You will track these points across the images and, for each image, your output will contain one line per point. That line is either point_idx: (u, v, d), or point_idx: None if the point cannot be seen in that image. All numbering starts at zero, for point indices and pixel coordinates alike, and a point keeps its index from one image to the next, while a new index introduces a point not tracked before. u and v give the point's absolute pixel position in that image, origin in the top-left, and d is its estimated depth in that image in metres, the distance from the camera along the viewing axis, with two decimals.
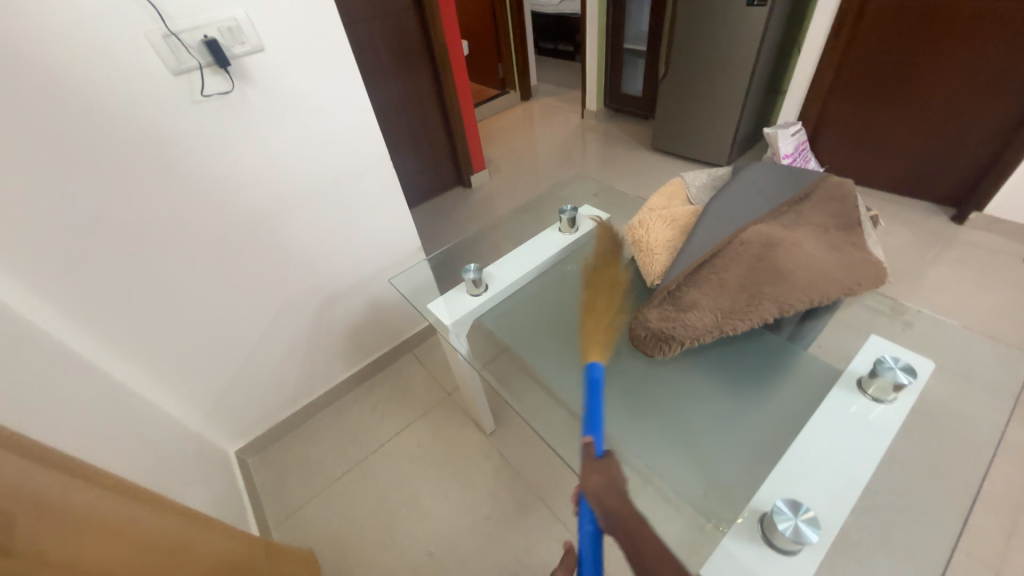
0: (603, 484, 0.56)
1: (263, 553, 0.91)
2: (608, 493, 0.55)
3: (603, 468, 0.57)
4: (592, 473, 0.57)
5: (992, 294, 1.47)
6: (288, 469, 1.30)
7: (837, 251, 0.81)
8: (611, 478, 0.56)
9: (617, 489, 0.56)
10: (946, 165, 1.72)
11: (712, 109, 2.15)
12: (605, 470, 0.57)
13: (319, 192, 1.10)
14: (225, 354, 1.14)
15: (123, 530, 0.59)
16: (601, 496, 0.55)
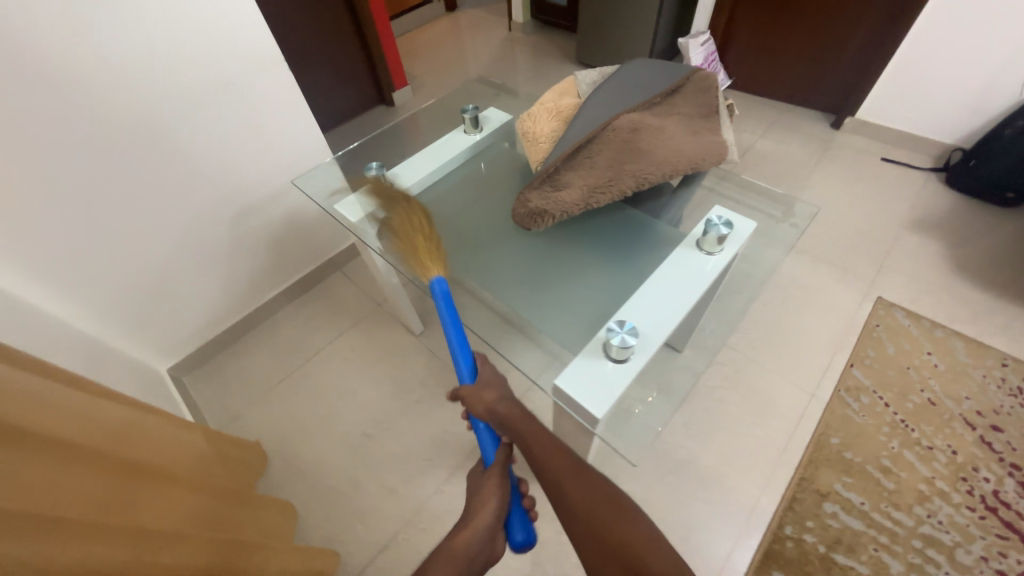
0: (488, 397, 0.66)
1: (204, 439, 1.01)
2: (497, 404, 0.65)
3: (483, 386, 0.67)
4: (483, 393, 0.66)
5: (852, 188, 1.71)
6: (226, 381, 1.36)
7: (694, 136, 0.92)
8: (494, 392, 0.66)
9: (503, 398, 0.66)
10: (830, 73, 1.88)
11: (631, 18, 2.14)
12: (490, 388, 0.67)
13: (209, 94, 1.05)
14: (138, 271, 1.13)
15: (51, 399, 0.65)
16: (490, 408, 0.65)
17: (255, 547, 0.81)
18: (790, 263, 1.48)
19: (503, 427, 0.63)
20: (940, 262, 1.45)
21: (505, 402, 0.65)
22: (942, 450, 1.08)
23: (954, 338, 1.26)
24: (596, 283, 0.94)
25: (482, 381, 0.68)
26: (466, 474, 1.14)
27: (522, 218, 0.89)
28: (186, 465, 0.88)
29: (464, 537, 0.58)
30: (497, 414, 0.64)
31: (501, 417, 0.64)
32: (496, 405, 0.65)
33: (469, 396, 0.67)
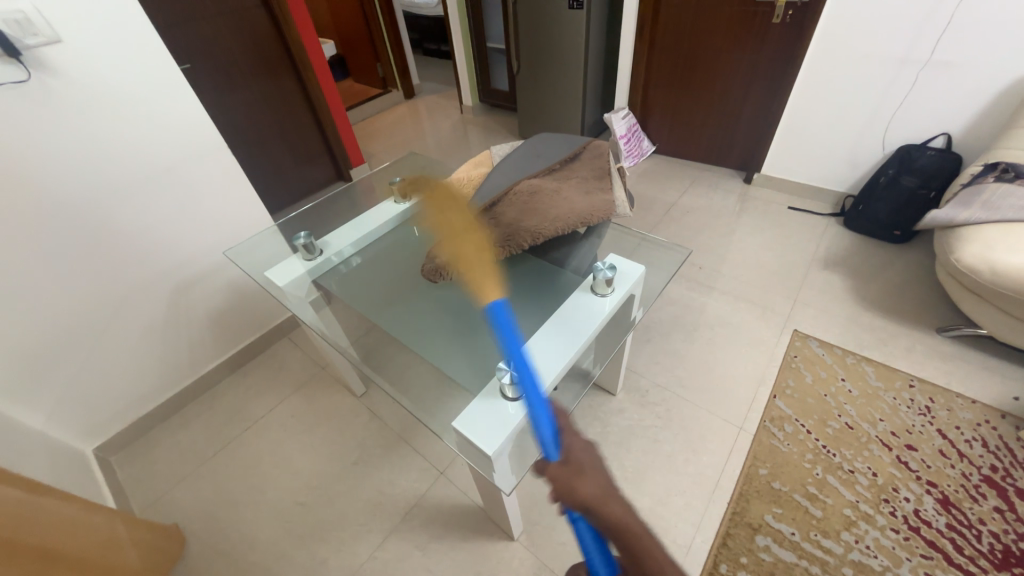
0: (597, 488, 0.50)
1: (123, 524, 0.98)
2: (605, 501, 0.50)
3: (590, 471, 0.51)
4: (584, 480, 0.50)
5: (766, 233, 1.89)
6: (156, 458, 1.31)
7: (587, 195, 1.04)
8: (605, 484, 0.51)
9: (611, 493, 0.51)
10: (734, 137, 2.15)
11: (561, 100, 2.43)
12: (588, 472, 0.51)
13: (148, 179, 1.15)
14: (67, 346, 1.14)
15: None
16: (602, 507, 0.49)
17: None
18: (714, 304, 1.58)
19: (611, 530, 0.50)
20: (847, 295, 1.58)
21: (618, 499, 0.51)
22: (863, 473, 1.12)
23: (864, 364, 1.35)
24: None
25: (576, 464, 0.51)
26: (401, 537, 1.10)
27: (429, 273, 0.96)
28: (103, 553, 0.86)
29: None
30: (605, 515, 0.49)
31: (608, 517, 0.49)
32: (603, 501, 0.50)
33: (569, 484, 0.49)
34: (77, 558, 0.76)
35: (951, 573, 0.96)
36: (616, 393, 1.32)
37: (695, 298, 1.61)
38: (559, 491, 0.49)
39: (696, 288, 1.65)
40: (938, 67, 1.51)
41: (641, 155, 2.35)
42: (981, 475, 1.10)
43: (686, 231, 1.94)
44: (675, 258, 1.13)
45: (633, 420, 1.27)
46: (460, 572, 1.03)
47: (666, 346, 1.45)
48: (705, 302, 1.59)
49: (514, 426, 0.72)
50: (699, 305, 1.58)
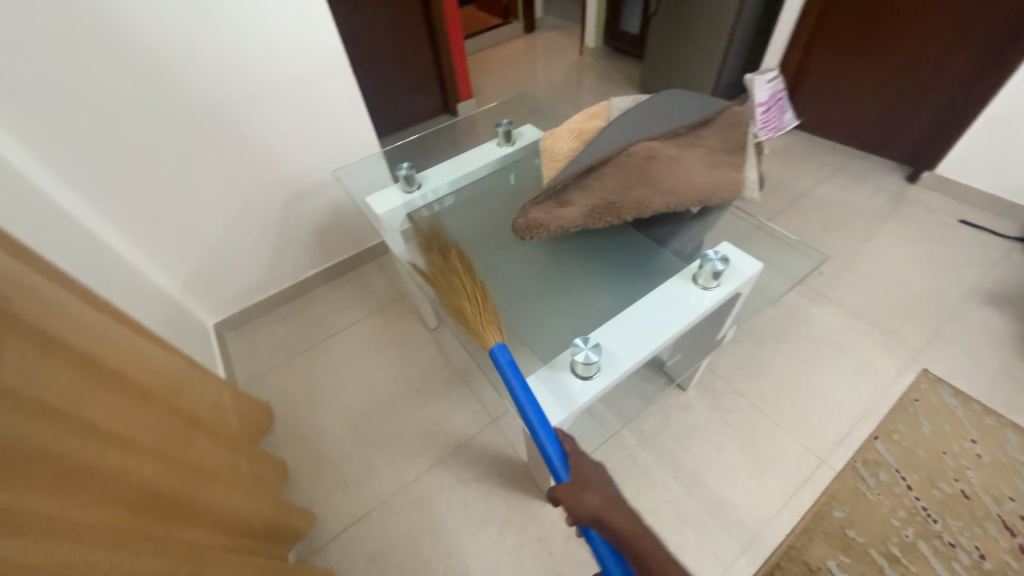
0: (599, 501, 0.56)
1: (228, 394, 1.15)
2: (609, 510, 0.56)
3: (590, 483, 0.58)
4: (587, 491, 0.57)
5: (918, 247, 1.56)
6: (258, 342, 1.51)
7: (712, 170, 0.91)
8: (607, 494, 0.57)
9: (614, 502, 0.57)
10: (910, 121, 1.74)
11: (697, 51, 2.13)
12: (591, 485, 0.58)
13: (277, 90, 1.21)
14: (202, 234, 1.30)
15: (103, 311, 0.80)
16: (603, 516, 0.55)
17: (249, 492, 0.92)
18: (827, 319, 1.37)
19: (619, 541, 0.55)
20: (1009, 344, 1.28)
21: (620, 507, 0.57)
22: (967, 550, 0.95)
23: (1008, 430, 1.11)
24: (587, 306, 0.94)
25: (582, 479, 0.59)
26: (447, 467, 1.18)
27: (520, 228, 0.92)
28: (210, 414, 1.01)
29: None
30: (607, 525, 0.55)
31: (613, 526, 0.55)
32: (607, 511, 0.56)
33: (574, 498, 0.57)
34: (190, 413, 0.90)
35: None
36: (686, 389, 1.23)
37: (805, 306, 1.41)
38: (570, 510, 0.57)
39: (809, 296, 1.43)
40: None
41: (778, 129, 2.01)
42: None
43: (813, 227, 1.66)
44: (810, 266, 0.98)
45: (698, 421, 1.18)
46: (494, 515, 1.09)
47: (756, 352, 1.31)
48: (817, 314, 1.38)
49: (578, 405, 0.69)
50: (808, 315, 1.38)
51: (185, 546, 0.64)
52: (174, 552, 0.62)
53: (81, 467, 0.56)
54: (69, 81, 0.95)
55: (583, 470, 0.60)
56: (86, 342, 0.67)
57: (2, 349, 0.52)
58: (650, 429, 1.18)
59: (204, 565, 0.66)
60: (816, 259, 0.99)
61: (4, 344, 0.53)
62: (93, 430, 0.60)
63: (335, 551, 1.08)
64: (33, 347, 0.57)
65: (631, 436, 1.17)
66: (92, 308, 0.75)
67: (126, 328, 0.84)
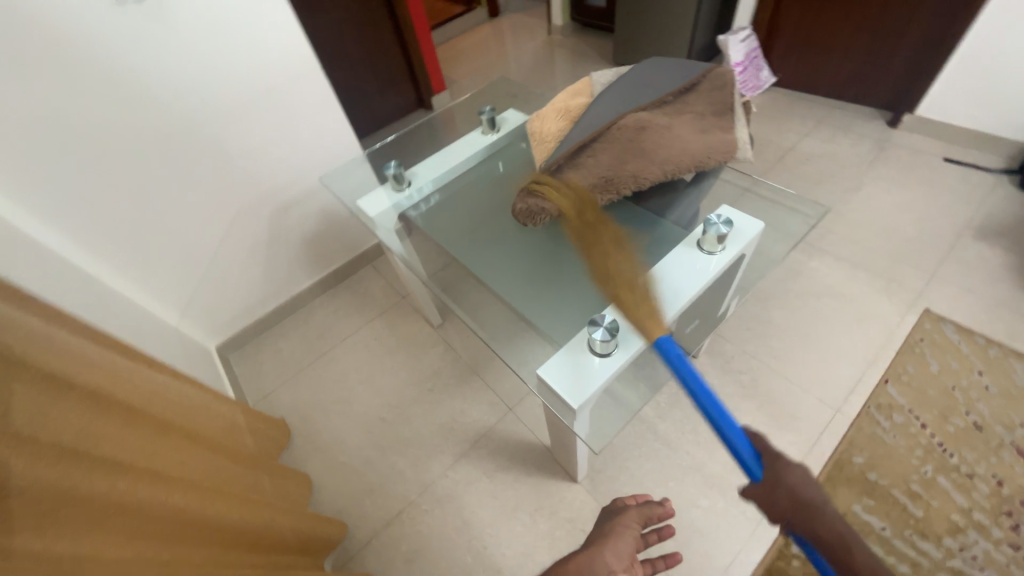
0: (797, 505, 0.52)
1: (241, 414, 1.14)
2: (813, 518, 0.51)
3: (784, 487, 0.53)
4: (782, 496, 0.53)
5: (907, 190, 1.57)
6: (263, 360, 1.50)
7: (704, 134, 0.90)
8: (806, 497, 0.52)
9: (818, 507, 0.52)
10: (887, 67, 1.75)
11: (668, 18, 2.10)
12: (790, 492, 0.53)
13: (252, 102, 1.18)
14: (192, 257, 1.28)
15: (102, 342, 0.78)
16: (804, 524, 0.51)
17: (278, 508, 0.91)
18: (827, 271, 1.39)
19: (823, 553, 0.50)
20: (1004, 275, 1.30)
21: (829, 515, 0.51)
22: (985, 480, 0.98)
23: (1012, 359, 1.13)
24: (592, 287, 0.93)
25: (773, 481, 0.54)
26: (470, 462, 1.18)
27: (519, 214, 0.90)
28: (227, 436, 1.00)
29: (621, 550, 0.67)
30: (811, 534, 0.51)
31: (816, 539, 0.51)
32: (809, 515, 0.51)
33: (766, 499, 0.55)
34: (207, 437, 0.89)
35: None
36: (697, 356, 1.24)
37: (804, 261, 1.42)
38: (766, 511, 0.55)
39: (806, 250, 1.45)
40: None
41: (756, 88, 2.02)
42: None
43: (802, 182, 1.67)
44: (810, 219, 0.98)
45: (712, 385, 1.20)
46: (524, 502, 1.10)
47: (761, 312, 1.32)
48: (816, 268, 1.40)
49: (600, 384, 0.69)
50: (807, 270, 1.40)
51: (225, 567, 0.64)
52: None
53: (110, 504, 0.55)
54: (36, 114, 0.91)
55: (778, 472, 0.54)
56: (95, 379, 0.66)
57: (13, 396, 0.51)
58: (667, 399, 1.19)
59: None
60: (816, 211, 0.99)
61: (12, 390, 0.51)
62: (117, 467, 0.59)
63: (370, 557, 1.08)
64: (43, 390, 0.55)
65: (649, 408, 1.19)
66: (94, 344, 0.73)
67: (130, 360, 0.82)
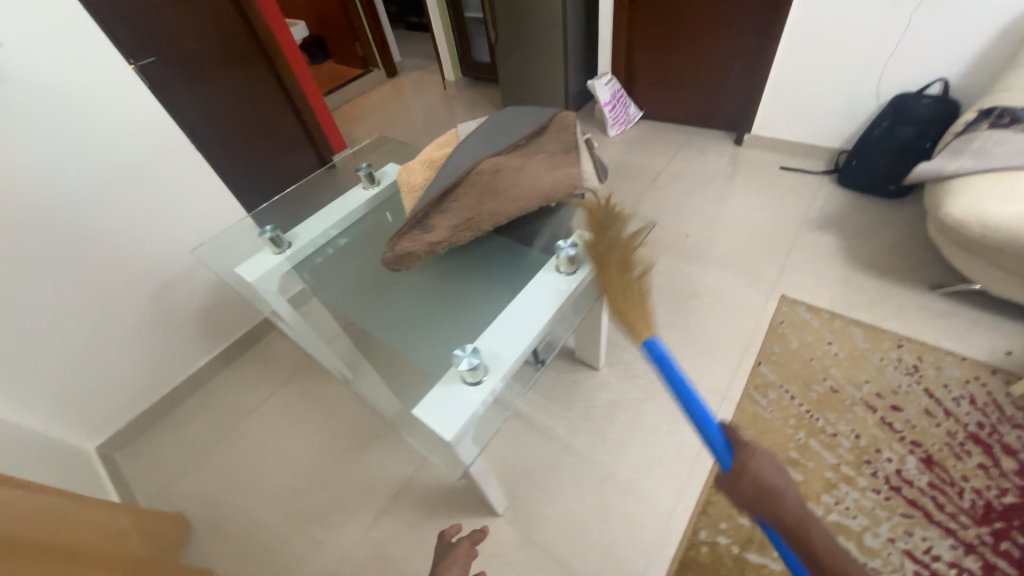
0: (757, 491, 0.58)
1: (126, 516, 1.03)
2: (776, 503, 0.56)
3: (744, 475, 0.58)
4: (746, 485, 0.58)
5: (757, 195, 1.83)
6: (157, 452, 1.36)
7: (553, 170, 1.01)
8: (764, 486, 0.57)
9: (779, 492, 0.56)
10: (724, 96, 2.06)
11: (543, 69, 2.34)
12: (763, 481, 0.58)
13: (115, 180, 1.14)
14: (57, 350, 1.16)
15: None
16: (768, 511, 0.57)
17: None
18: (702, 273, 1.55)
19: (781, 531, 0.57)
20: (838, 257, 1.53)
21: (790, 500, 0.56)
22: (846, 435, 1.11)
23: (852, 326, 1.32)
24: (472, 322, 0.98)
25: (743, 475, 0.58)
26: (391, 517, 1.13)
27: (391, 261, 0.93)
28: (106, 544, 0.90)
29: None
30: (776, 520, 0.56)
31: (778, 523, 0.56)
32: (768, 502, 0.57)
33: (732, 485, 0.60)
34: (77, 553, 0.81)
35: (930, 530, 0.96)
36: (600, 367, 1.33)
37: (682, 267, 1.58)
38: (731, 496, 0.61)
39: (683, 257, 1.62)
40: (935, 5, 1.41)
41: (626, 122, 2.32)
42: (966, 433, 1.08)
43: (674, 199, 1.88)
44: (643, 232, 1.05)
45: (617, 394, 1.27)
46: None
47: (651, 318, 1.44)
48: (693, 271, 1.56)
49: (472, 409, 0.72)
50: (685, 274, 1.56)
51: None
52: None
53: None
54: None
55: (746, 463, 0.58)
56: None
57: None
58: (578, 414, 1.25)
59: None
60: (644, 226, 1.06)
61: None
62: None
63: None
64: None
65: (561, 427, 1.23)
66: None
67: None
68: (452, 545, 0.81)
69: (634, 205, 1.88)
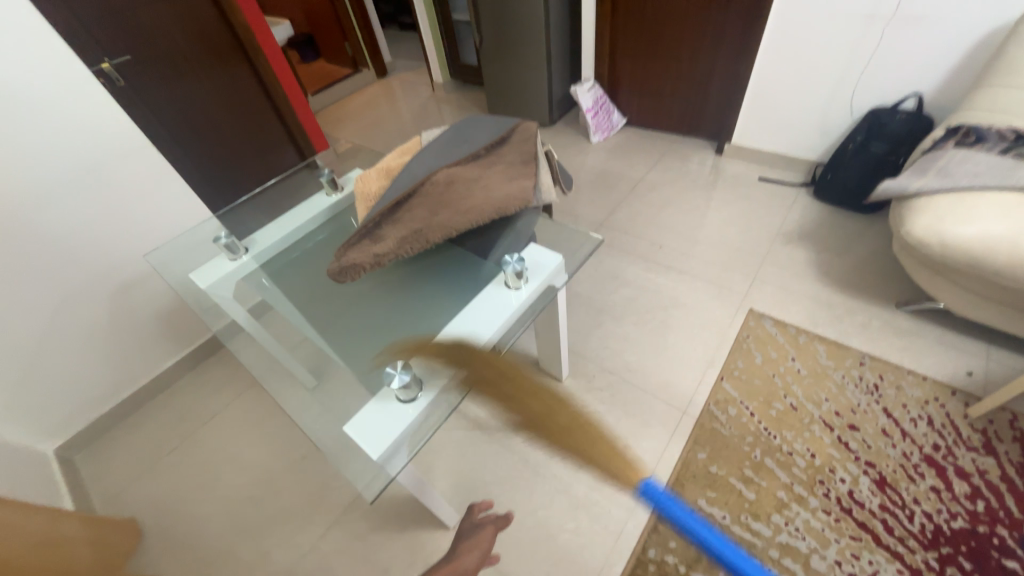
0: None
1: (77, 524, 1.04)
2: None
3: None
4: None
5: (733, 206, 1.82)
6: (116, 454, 1.35)
7: (507, 182, 1.00)
8: None
9: None
10: (705, 105, 2.05)
11: (526, 74, 2.33)
12: None
13: (71, 182, 1.13)
14: (10, 352, 1.15)
15: None
16: None
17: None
18: (671, 284, 1.55)
19: None
20: (808, 271, 1.53)
21: None
22: (801, 454, 1.10)
23: (816, 342, 1.32)
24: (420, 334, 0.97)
25: None
26: (343, 527, 1.13)
27: (337, 272, 0.92)
28: (49, 551, 0.90)
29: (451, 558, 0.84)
30: None
31: None
32: None
33: None
34: (20, 560, 0.81)
35: (877, 554, 0.95)
36: (562, 379, 1.32)
37: (653, 278, 1.57)
38: None
39: (654, 268, 1.61)
40: (909, 20, 1.40)
41: (609, 129, 2.31)
42: (921, 454, 1.07)
43: (651, 208, 1.87)
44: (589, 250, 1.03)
45: (577, 406, 1.26)
46: (396, 560, 1.06)
47: (618, 329, 1.43)
48: (662, 283, 1.55)
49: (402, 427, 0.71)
50: (655, 286, 1.55)
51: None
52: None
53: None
54: None
55: None
56: None
57: None
58: None
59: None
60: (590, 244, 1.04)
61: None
62: None
63: None
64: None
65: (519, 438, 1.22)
66: None
67: None
68: (477, 526, 0.95)
69: (610, 214, 1.87)
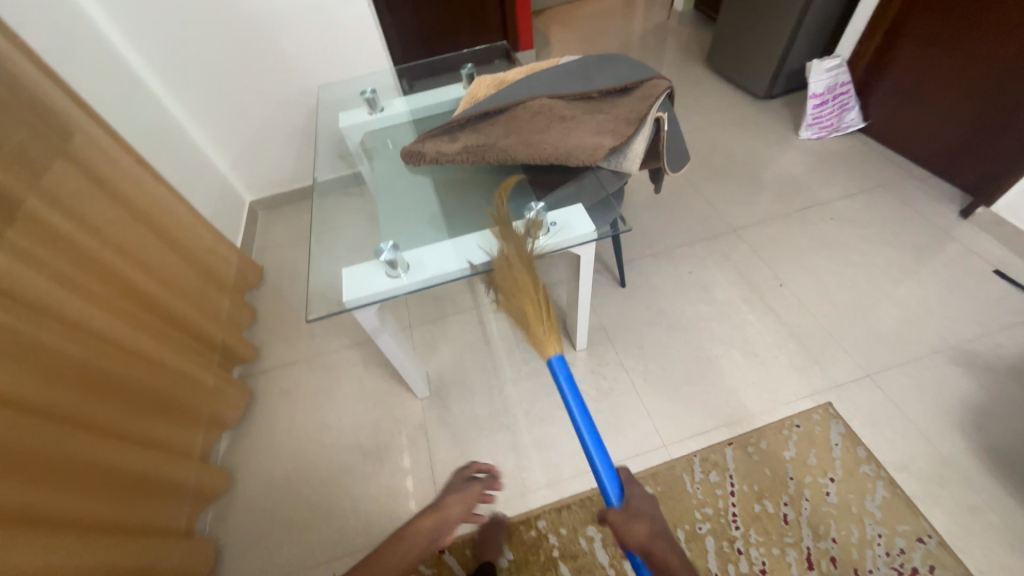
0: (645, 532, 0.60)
1: (236, 255, 1.55)
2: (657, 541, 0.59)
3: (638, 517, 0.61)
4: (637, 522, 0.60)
5: (920, 286, 1.35)
6: (278, 222, 1.89)
7: (587, 134, 0.94)
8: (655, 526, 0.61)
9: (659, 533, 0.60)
10: (987, 145, 1.44)
11: (766, 27, 1.90)
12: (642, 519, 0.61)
13: (306, 13, 1.46)
14: (244, 123, 1.66)
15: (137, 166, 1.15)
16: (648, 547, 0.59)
17: (217, 321, 1.32)
18: (758, 328, 1.31)
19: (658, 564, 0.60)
20: (953, 409, 1.12)
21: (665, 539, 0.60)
22: (751, 562, 0.97)
23: (879, 483, 1.03)
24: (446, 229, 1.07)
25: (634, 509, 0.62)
26: (359, 349, 1.45)
27: (412, 152, 1.07)
28: (212, 258, 1.39)
29: (419, 529, 0.68)
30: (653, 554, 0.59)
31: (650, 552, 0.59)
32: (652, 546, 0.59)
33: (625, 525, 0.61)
34: (192, 252, 1.28)
35: None
36: (576, 349, 1.32)
37: (742, 312, 1.35)
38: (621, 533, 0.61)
39: (753, 303, 1.36)
40: None
41: (831, 129, 1.82)
42: None
43: (807, 239, 1.51)
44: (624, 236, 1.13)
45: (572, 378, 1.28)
46: (376, 393, 1.34)
47: (663, 338, 1.32)
48: (748, 322, 1.33)
49: (372, 291, 0.87)
50: (737, 321, 1.33)
51: (146, 314, 1.03)
52: (121, 316, 0.95)
53: (77, 244, 0.88)
54: None
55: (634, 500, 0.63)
56: (105, 173, 1.02)
57: (52, 169, 0.88)
58: (528, 370, 1.32)
59: (140, 339, 0.98)
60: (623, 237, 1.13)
61: (52, 161, 0.89)
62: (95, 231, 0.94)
63: (263, 379, 1.43)
64: (70, 164, 0.93)
65: (508, 371, 1.32)
66: (122, 153, 1.11)
67: (151, 176, 1.20)
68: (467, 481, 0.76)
69: (752, 224, 1.58)
